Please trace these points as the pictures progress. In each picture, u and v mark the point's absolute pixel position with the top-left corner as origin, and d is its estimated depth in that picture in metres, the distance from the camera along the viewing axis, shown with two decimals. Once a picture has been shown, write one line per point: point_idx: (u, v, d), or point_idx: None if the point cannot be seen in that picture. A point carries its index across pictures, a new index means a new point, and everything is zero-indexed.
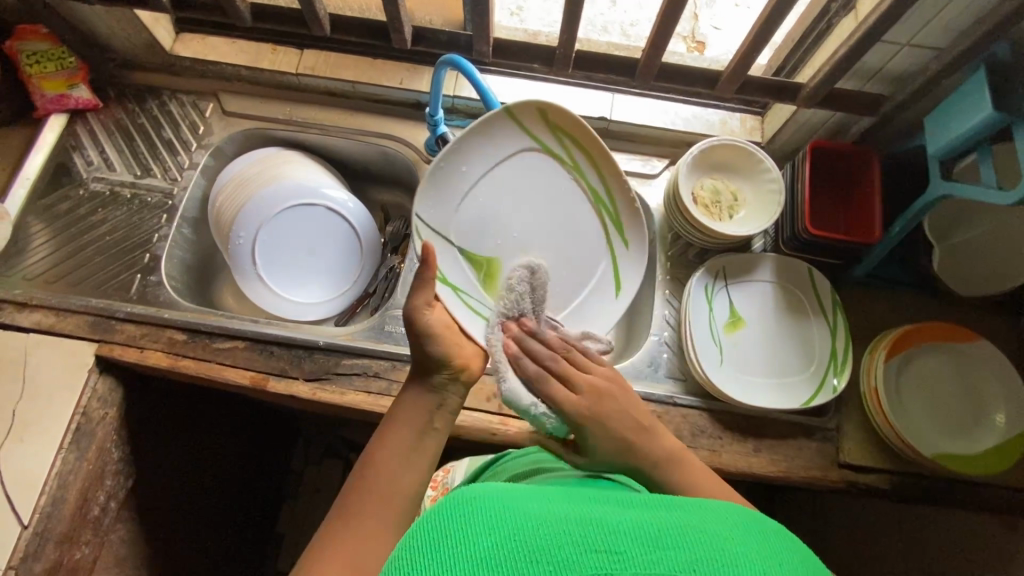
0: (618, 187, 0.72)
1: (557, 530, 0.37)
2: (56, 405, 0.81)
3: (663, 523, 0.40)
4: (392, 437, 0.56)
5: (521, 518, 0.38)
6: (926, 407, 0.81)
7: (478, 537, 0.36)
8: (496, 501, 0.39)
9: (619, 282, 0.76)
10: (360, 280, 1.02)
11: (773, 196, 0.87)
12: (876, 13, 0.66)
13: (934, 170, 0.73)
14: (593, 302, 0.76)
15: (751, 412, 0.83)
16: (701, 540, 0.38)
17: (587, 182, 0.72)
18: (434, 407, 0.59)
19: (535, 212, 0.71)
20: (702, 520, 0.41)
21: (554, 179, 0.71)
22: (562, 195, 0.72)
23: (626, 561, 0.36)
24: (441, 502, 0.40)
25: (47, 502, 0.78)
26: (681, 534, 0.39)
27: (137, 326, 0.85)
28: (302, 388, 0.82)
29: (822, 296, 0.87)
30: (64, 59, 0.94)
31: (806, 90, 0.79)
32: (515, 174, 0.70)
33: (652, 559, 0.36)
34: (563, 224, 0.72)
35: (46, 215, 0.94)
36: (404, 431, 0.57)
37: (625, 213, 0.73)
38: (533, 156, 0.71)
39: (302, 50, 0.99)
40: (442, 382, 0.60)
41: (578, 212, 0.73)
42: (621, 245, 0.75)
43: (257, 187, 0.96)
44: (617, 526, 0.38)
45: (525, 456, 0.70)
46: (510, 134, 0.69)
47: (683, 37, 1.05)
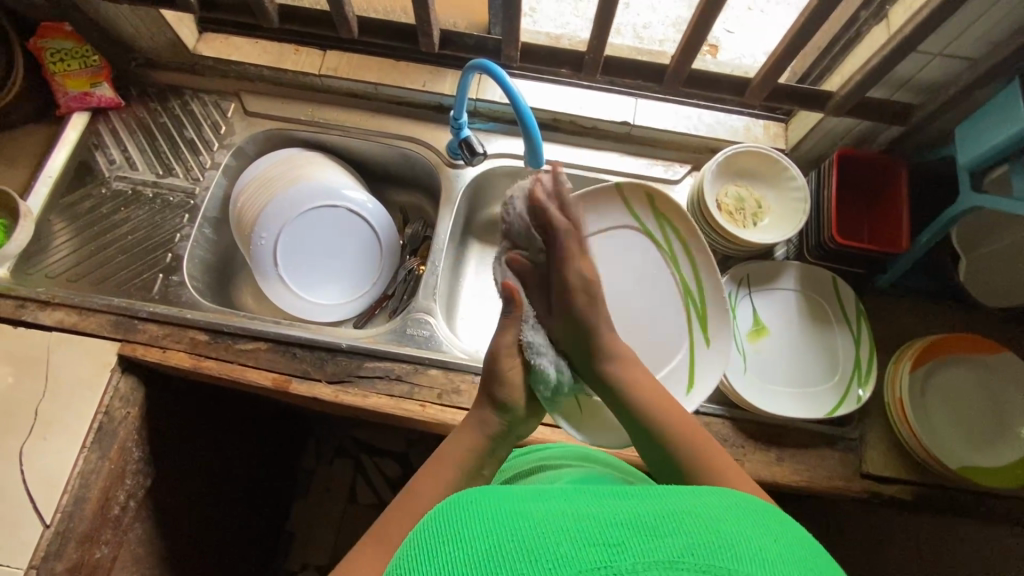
0: (708, 283, 0.85)
1: (547, 528, 0.36)
2: (79, 405, 0.81)
3: (661, 510, 0.37)
4: (444, 468, 0.60)
5: (508, 522, 0.37)
6: (952, 419, 0.81)
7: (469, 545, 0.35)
8: (487, 511, 0.38)
9: (695, 379, 0.83)
10: (380, 282, 1.02)
11: (798, 204, 0.87)
12: (911, 24, 0.66)
13: (964, 180, 0.73)
14: (672, 389, 0.83)
15: (776, 420, 0.82)
16: (699, 526, 0.36)
17: (679, 273, 0.87)
18: (487, 450, 0.64)
19: (631, 287, 0.88)
20: (707, 508, 0.38)
21: (651, 262, 0.89)
22: (653, 276, 0.88)
23: (621, 554, 0.34)
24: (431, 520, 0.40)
25: (69, 501, 0.77)
26: (682, 520, 0.36)
27: (161, 326, 0.85)
28: (325, 390, 0.82)
29: (845, 305, 0.86)
30: (88, 57, 0.96)
31: (835, 99, 0.78)
32: (619, 247, 0.89)
33: (649, 548, 0.34)
34: (653, 303, 0.88)
35: (69, 214, 0.94)
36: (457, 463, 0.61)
37: (711, 311, 0.84)
38: (636, 235, 0.89)
39: (325, 51, 0.99)
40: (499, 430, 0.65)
41: (668, 300, 0.87)
42: (702, 343, 0.84)
43: (280, 188, 0.96)
44: (610, 517, 0.36)
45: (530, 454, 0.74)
46: (621, 212, 0.89)
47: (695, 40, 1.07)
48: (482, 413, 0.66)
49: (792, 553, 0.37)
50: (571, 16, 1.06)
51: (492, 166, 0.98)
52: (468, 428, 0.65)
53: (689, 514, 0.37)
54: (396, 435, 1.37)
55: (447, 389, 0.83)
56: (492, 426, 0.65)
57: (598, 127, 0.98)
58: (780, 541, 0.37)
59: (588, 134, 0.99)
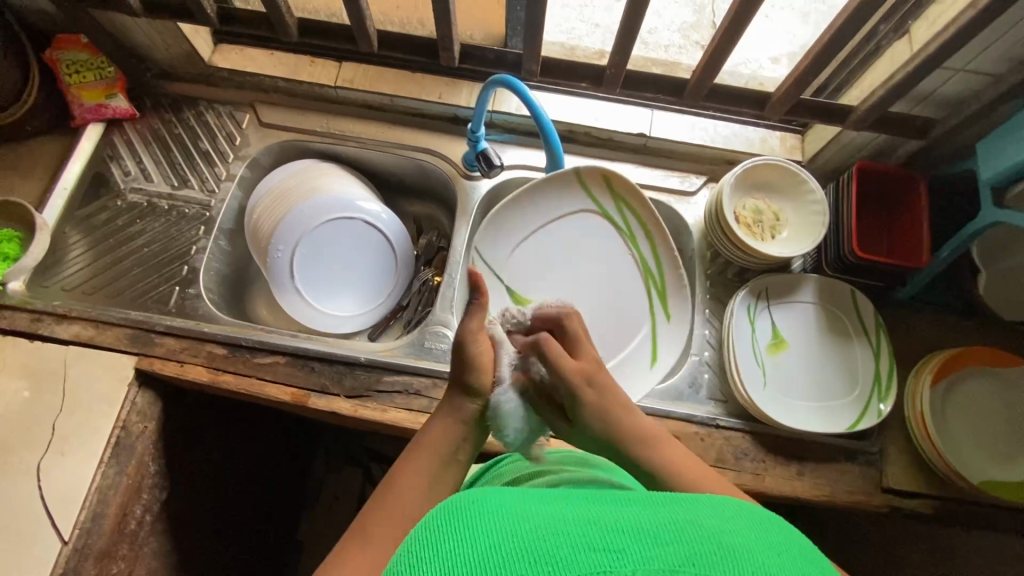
0: (665, 263, 0.91)
1: (548, 531, 0.36)
2: (97, 419, 0.80)
3: (664, 517, 0.37)
4: (418, 456, 0.57)
5: (510, 522, 0.37)
6: (973, 433, 0.81)
7: (470, 544, 0.35)
8: (489, 509, 0.38)
9: (658, 353, 0.89)
10: (394, 293, 1.02)
11: (816, 217, 0.87)
12: (937, 41, 0.65)
13: (986, 197, 0.72)
14: (634, 358, 0.89)
15: (795, 434, 0.82)
16: (700, 536, 0.36)
17: (637, 252, 0.92)
18: (461, 439, 0.60)
19: (591, 266, 0.93)
20: (712, 516, 0.38)
21: (609, 240, 0.93)
22: (612, 255, 0.93)
23: (622, 558, 0.34)
24: (436, 514, 0.40)
25: (88, 517, 0.77)
26: (684, 527, 0.36)
27: (178, 340, 0.85)
28: (343, 405, 0.82)
29: (865, 318, 0.86)
30: (104, 69, 0.96)
31: (856, 114, 0.78)
32: (578, 227, 0.93)
33: (649, 555, 0.34)
34: (613, 281, 0.93)
35: (84, 226, 0.94)
36: (433, 452, 0.57)
37: (670, 287, 0.91)
38: (594, 216, 0.93)
39: (341, 63, 0.99)
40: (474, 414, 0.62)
41: (629, 277, 0.93)
42: (664, 318, 0.91)
43: (297, 199, 0.96)
44: (612, 523, 0.36)
45: (523, 460, 0.68)
46: (579, 193, 0.92)
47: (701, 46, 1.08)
48: (456, 401, 0.62)
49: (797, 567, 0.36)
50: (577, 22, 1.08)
51: (508, 177, 0.98)
52: (442, 415, 0.61)
53: (691, 523, 0.37)
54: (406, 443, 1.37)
55: None
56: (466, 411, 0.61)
57: (614, 138, 0.98)
58: (785, 553, 0.36)
59: (604, 145, 0.99)
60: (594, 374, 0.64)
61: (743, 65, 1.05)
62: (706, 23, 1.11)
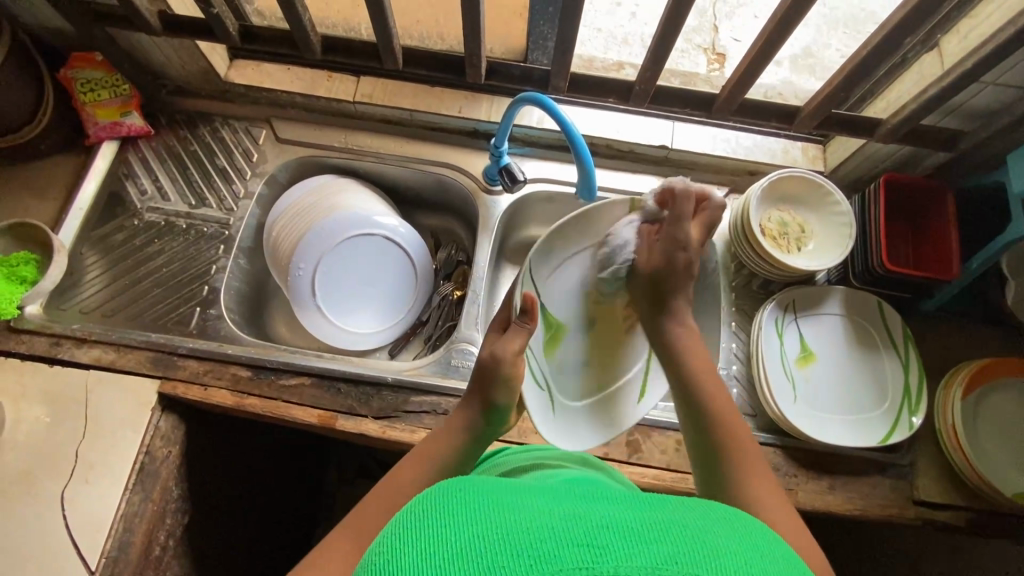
0: None
1: (529, 524, 0.34)
2: (121, 445, 0.79)
3: (652, 516, 0.35)
4: (416, 462, 0.61)
5: (491, 515, 0.35)
6: (1004, 445, 0.80)
7: (447, 537, 0.34)
8: (471, 499, 0.37)
9: (647, 387, 0.81)
10: (414, 309, 1.01)
11: (843, 229, 0.86)
12: (974, 56, 0.65)
13: (1018, 209, 0.72)
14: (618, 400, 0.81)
15: (825, 448, 0.82)
16: (685, 534, 0.34)
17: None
18: (461, 452, 0.64)
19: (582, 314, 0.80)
20: (699, 517, 0.36)
21: None
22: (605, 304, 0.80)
23: (604, 554, 0.32)
24: (417, 501, 0.38)
25: (115, 546, 0.76)
26: (669, 524, 0.34)
27: (200, 362, 0.84)
28: (372, 426, 0.81)
29: (892, 330, 0.86)
30: (118, 87, 0.94)
31: (886, 127, 0.77)
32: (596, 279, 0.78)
33: (633, 550, 0.32)
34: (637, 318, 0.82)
35: (101, 246, 0.92)
36: (431, 461, 0.62)
37: None
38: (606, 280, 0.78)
39: (358, 77, 0.98)
40: (482, 428, 0.65)
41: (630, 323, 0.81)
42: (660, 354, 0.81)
43: (317, 217, 0.94)
44: (597, 517, 0.34)
45: (529, 450, 0.70)
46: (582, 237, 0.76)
47: (704, 49, 1.09)
48: (469, 412, 0.65)
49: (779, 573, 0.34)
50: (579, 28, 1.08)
51: (529, 192, 0.97)
52: (450, 424, 0.65)
53: (678, 522, 0.35)
54: None
55: None
56: (473, 420, 0.65)
57: (634, 150, 0.97)
58: (767, 560, 0.35)
59: (625, 157, 0.99)
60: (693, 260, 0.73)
61: None
62: (709, 27, 1.11)
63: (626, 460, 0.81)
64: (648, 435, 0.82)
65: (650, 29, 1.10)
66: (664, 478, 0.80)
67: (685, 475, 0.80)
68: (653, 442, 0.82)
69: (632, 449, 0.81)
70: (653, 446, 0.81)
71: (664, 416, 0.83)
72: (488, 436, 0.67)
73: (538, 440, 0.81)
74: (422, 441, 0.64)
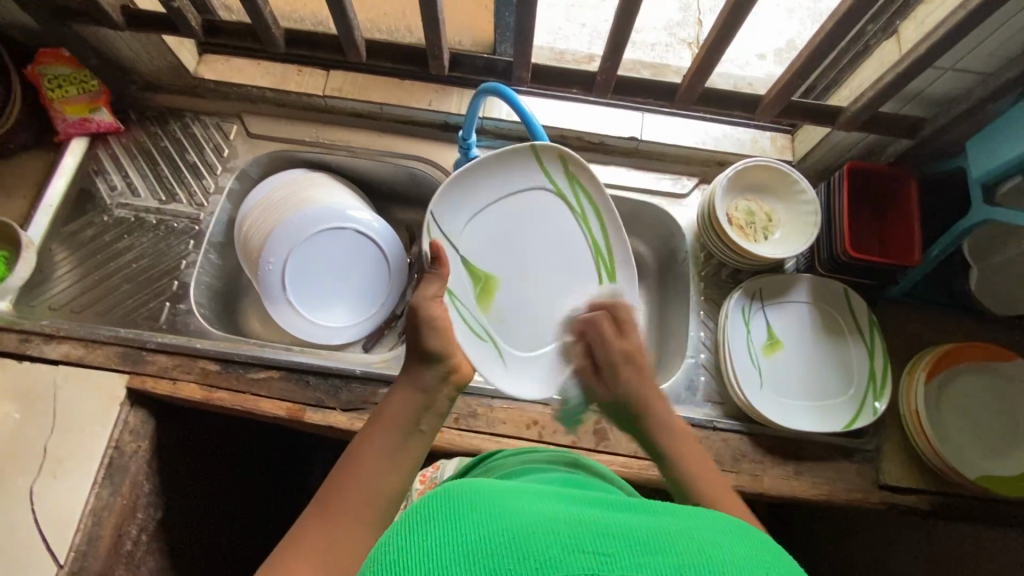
0: (617, 244, 0.87)
1: (538, 529, 0.34)
2: (89, 439, 0.79)
3: (657, 525, 0.36)
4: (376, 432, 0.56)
5: (499, 519, 0.35)
6: (966, 428, 0.81)
7: (455, 536, 0.34)
8: (479, 502, 0.37)
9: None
10: (388, 302, 1.01)
11: (808, 217, 0.87)
12: (927, 41, 0.66)
13: (977, 194, 0.74)
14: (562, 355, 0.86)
15: (790, 433, 0.83)
16: (693, 546, 0.34)
17: (589, 233, 0.87)
18: (422, 409, 0.59)
19: (516, 245, 0.86)
20: (702, 525, 0.38)
21: (556, 224, 0.87)
22: (553, 231, 0.87)
23: (611, 564, 0.33)
24: (430, 494, 0.39)
25: (83, 540, 0.76)
26: (676, 536, 0.35)
27: (169, 357, 0.84)
28: (340, 419, 0.81)
29: (858, 316, 0.87)
30: (87, 83, 0.93)
31: (847, 114, 0.78)
32: (532, 211, 0.86)
33: (642, 560, 0.33)
34: (539, 260, 0.87)
35: (70, 242, 0.92)
36: (390, 423, 0.56)
37: (620, 267, 0.87)
38: (546, 197, 0.86)
39: (328, 71, 0.98)
40: (434, 382, 0.61)
41: (580, 262, 0.88)
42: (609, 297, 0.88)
43: (286, 211, 0.95)
44: (605, 527, 0.35)
45: (518, 455, 0.69)
46: (530, 175, 0.85)
47: (688, 43, 1.09)
48: (413, 369, 0.63)
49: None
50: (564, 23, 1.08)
51: None
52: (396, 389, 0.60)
53: (686, 536, 0.35)
54: None
55: (463, 413, 0.83)
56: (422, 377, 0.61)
57: (605, 142, 0.98)
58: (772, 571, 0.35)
59: (596, 149, 0.99)
60: (641, 359, 0.67)
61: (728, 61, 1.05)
62: (693, 23, 1.11)
63: (593, 449, 0.81)
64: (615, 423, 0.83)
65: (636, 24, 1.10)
66: (631, 466, 0.80)
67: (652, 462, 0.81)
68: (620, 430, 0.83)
69: (599, 437, 0.82)
70: (620, 433, 0.82)
71: None
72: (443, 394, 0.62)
73: (506, 429, 0.82)
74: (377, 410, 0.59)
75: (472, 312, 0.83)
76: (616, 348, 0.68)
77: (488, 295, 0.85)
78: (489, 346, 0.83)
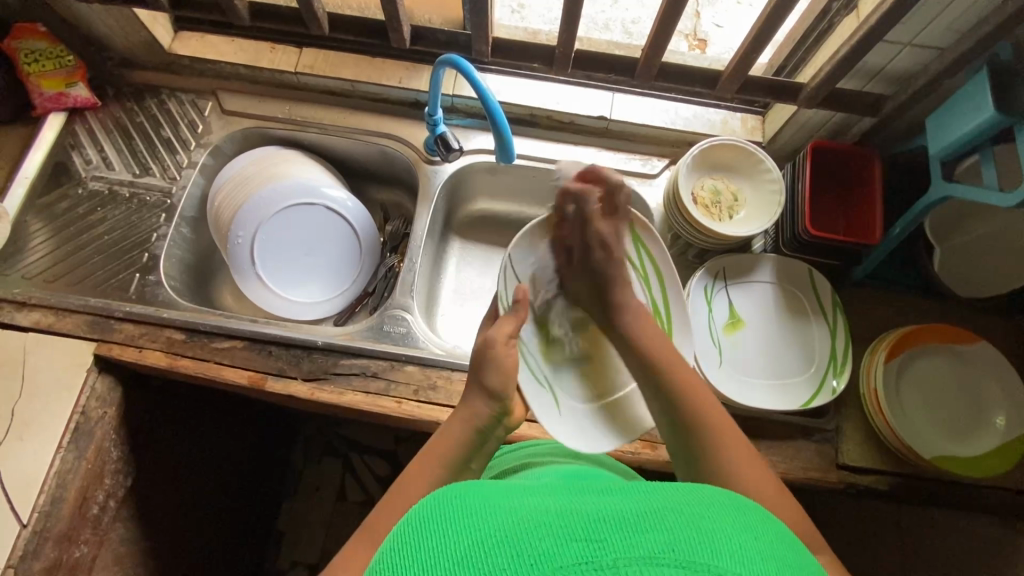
0: (676, 302, 0.81)
1: (531, 523, 0.36)
2: (56, 404, 0.81)
3: (644, 505, 0.37)
4: (426, 465, 0.59)
5: (492, 520, 0.37)
6: (926, 409, 0.81)
7: (452, 539, 0.36)
8: (473, 503, 0.39)
9: None
10: (359, 280, 1.02)
11: (773, 195, 0.87)
12: (877, 13, 0.66)
13: (936, 171, 0.73)
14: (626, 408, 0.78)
15: (750, 413, 0.82)
16: (684, 525, 0.35)
17: (649, 294, 0.83)
18: (474, 446, 0.62)
19: None
20: (688, 500, 0.39)
21: None
22: None
23: (603, 549, 0.34)
24: (428, 502, 0.41)
25: (47, 501, 0.78)
26: (664, 513, 0.36)
27: (137, 326, 0.86)
28: (301, 388, 0.83)
29: (821, 296, 0.86)
30: (63, 58, 0.94)
31: (808, 90, 0.78)
32: None
33: (630, 541, 0.34)
34: None
35: (45, 214, 0.94)
36: (444, 459, 0.59)
37: (679, 330, 0.81)
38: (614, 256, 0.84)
39: (301, 49, 0.99)
40: (490, 418, 0.63)
41: None
42: None
43: (256, 187, 0.96)
44: (594, 512, 0.36)
45: (518, 450, 0.73)
46: None
47: (684, 35, 1.03)
48: (474, 405, 0.63)
49: (773, 551, 0.37)
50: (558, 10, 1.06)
51: (470, 163, 0.98)
52: (457, 419, 0.63)
53: (671, 509, 0.37)
54: (384, 432, 1.35)
55: (423, 385, 0.83)
56: (482, 417, 0.62)
57: (576, 122, 0.98)
58: (756, 539, 0.37)
59: (567, 129, 0.99)
60: (612, 244, 0.76)
61: (728, 54, 1.02)
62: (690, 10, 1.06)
63: None
64: None
65: (632, 15, 1.05)
66: None
67: None
68: None
69: None
70: None
71: None
72: (500, 428, 0.65)
73: None
74: (430, 438, 0.62)
75: (538, 363, 0.79)
76: (599, 231, 0.75)
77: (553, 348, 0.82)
78: (548, 397, 0.77)
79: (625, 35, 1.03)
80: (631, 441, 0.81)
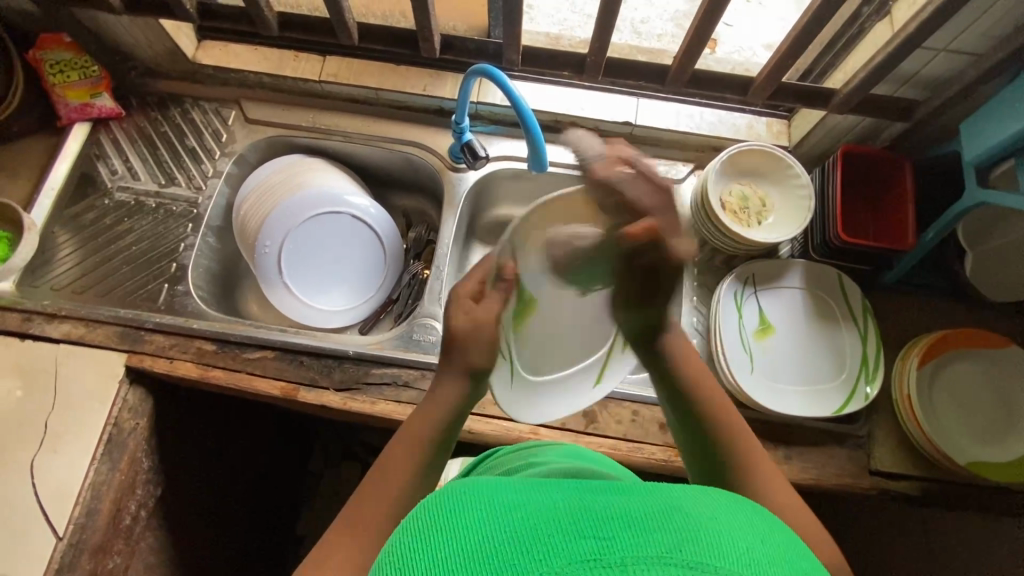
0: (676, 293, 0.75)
1: (527, 527, 0.32)
2: (89, 416, 0.81)
3: (649, 504, 0.34)
4: (403, 450, 0.54)
5: (483, 522, 0.33)
6: (958, 414, 0.81)
7: (442, 546, 0.32)
8: (462, 505, 0.35)
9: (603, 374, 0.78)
10: (383, 287, 1.02)
11: (802, 201, 0.86)
12: (917, 19, 0.65)
13: (971, 177, 0.72)
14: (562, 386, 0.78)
15: (782, 420, 0.82)
16: (693, 523, 0.33)
17: None
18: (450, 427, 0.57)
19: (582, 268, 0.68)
20: (696, 499, 0.36)
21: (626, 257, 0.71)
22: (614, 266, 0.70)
23: (609, 550, 0.30)
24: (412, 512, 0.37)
25: (82, 513, 0.77)
26: (671, 513, 0.33)
27: (167, 337, 0.86)
28: (333, 398, 0.83)
29: (850, 301, 0.86)
30: (88, 68, 0.95)
31: (840, 96, 0.78)
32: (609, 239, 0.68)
33: (638, 541, 0.31)
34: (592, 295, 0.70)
35: (73, 225, 0.94)
36: (422, 439, 0.55)
37: None
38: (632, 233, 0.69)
39: (324, 57, 0.99)
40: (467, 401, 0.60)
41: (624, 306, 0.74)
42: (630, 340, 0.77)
43: (279, 197, 0.95)
44: (595, 512, 0.33)
45: (517, 452, 0.71)
46: None
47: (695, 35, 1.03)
48: (451, 384, 0.58)
49: (787, 550, 0.34)
50: (571, 13, 1.05)
51: (495, 169, 0.98)
52: (428, 400, 0.58)
53: (676, 508, 0.34)
54: None
55: None
56: (461, 397, 0.58)
57: (600, 127, 0.97)
58: (770, 541, 0.34)
59: (591, 134, 0.98)
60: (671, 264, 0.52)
61: (738, 53, 1.01)
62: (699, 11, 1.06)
63: (582, 431, 0.82)
64: (605, 406, 0.83)
65: (641, 14, 1.05)
66: (620, 449, 0.81)
67: (641, 445, 0.82)
68: (610, 413, 0.83)
69: (588, 420, 0.82)
70: (609, 416, 0.83)
71: (621, 387, 0.85)
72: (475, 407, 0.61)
73: (498, 412, 0.82)
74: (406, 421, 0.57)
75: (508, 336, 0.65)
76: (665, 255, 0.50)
77: (521, 321, 0.66)
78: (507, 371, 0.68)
79: (634, 35, 1.03)
80: (664, 449, 0.81)
